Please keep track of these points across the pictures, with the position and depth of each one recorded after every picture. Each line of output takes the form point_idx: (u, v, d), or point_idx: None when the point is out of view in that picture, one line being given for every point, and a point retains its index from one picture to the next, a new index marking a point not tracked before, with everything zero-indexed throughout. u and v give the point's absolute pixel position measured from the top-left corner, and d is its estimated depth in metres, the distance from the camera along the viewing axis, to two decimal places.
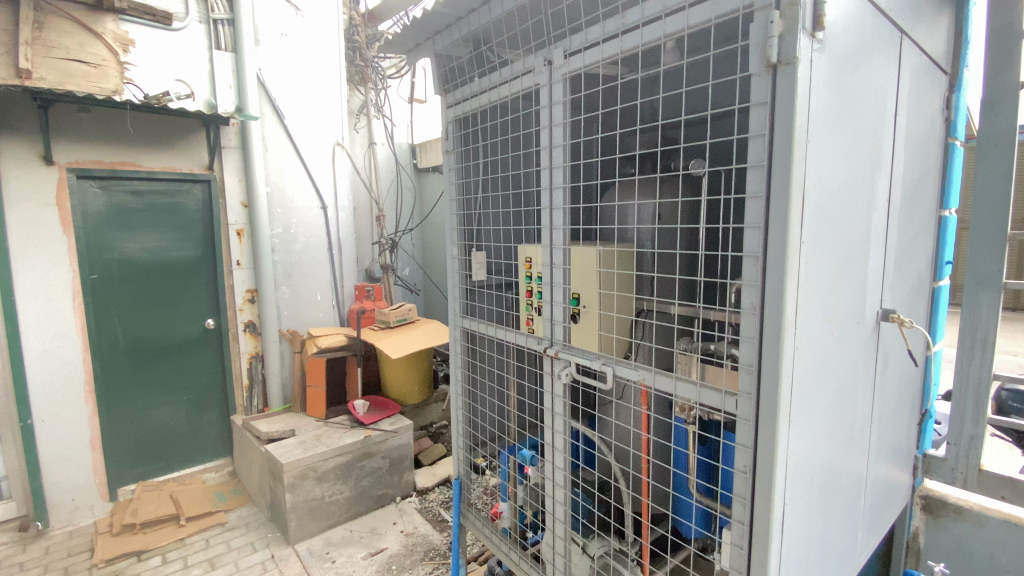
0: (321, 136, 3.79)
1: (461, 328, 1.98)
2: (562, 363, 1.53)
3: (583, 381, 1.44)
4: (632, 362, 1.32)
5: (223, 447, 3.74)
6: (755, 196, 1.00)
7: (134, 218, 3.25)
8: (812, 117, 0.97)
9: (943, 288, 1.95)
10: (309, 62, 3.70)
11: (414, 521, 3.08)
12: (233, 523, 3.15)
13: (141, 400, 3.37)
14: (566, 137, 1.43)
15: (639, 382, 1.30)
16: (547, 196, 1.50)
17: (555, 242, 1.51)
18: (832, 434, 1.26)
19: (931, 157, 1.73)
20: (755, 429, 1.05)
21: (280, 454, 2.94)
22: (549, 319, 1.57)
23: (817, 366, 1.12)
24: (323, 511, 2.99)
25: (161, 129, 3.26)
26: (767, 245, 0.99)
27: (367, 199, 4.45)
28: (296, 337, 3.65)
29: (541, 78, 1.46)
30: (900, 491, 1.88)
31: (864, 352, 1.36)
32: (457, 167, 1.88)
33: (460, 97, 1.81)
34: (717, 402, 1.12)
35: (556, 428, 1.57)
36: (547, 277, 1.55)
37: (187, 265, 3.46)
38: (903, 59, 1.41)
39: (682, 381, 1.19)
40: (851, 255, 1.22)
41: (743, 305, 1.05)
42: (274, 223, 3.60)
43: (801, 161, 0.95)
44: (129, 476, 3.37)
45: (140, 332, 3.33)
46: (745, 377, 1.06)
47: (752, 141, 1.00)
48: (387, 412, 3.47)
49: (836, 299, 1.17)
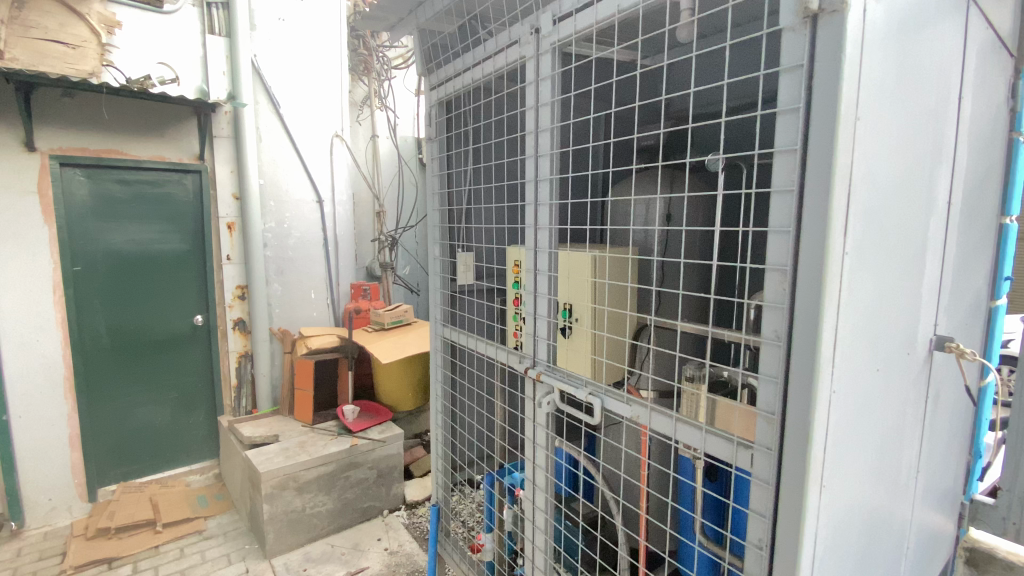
0: (319, 127, 3.60)
1: (442, 338, 1.76)
2: (546, 387, 1.30)
3: (567, 412, 1.21)
4: (625, 395, 1.07)
5: (209, 448, 3.58)
6: (783, 191, 0.76)
7: (121, 208, 3.09)
8: (863, 87, 0.73)
9: (1001, 308, 1.66)
10: (307, 48, 3.52)
11: (400, 538, 2.88)
12: (211, 532, 2.99)
13: (124, 398, 3.22)
14: (555, 117, 1.19)
15: (634, 420, 1.06)
16: (533, 189, 1.27)
17: (540, 244, 1.28)
18: (873, 490, 1.01)
19: (995, 154, 1.45)
20: (776, 496, 0.81)
21: (259, 461, 2.76)
22: (533, 334, 1.34)
23: (858, 412, 0.88)
24: (304, 524, 2.81)
25: (150, 117, 3.11)
26: (799, 255, 0.75)
27: (368, 194, 4.29)
28: (286, 336, 3.45)
29: (527, 49, 1.24)
30: (946, 542, 1.61)
31: (914, 389, 1.11)
32: (439, 156, 1.67)
33: (443, 77, 1.61)
34: (729, 456, 0.87)
35: (538, 463, 1.33)
36: (531, 285, 1.33)
37: (175, 259, 3.29)
38: (970, 30, 1.15)
39: (687, 424, 0.95)
40: (905, 268, 0.97)
41: (763, 330, 0.81)
42: (268, 216, 3.44)
43: (847, 146, 0.71)
44: (111, 476, 3.24)
45: (126, 327, 3.18)
46: (763, 427, 0.82)
47: (781, 116, 0.76)
48: (378, 419, 3.27)
49: (883, 327, 0.92)
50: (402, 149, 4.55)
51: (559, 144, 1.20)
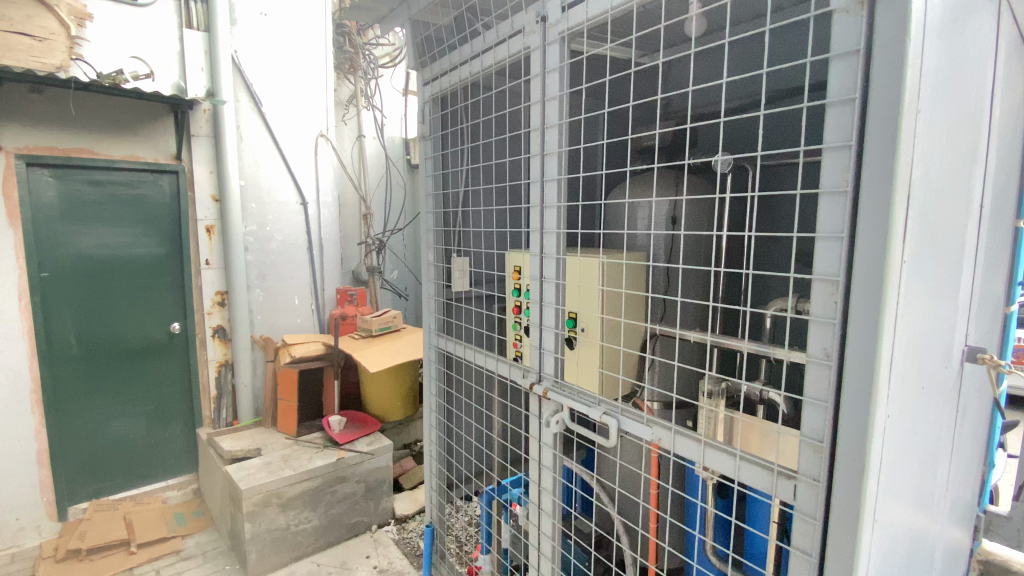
0: (303, 126, 3.46)
1: (437, 349, 1.66)
2: (554, 404, 1.20)
3: (578, 432, 1.10)
4: (644, 415, 0.98)
5: (188, 461, 3.41)
6: (833, 192, 0.68)
7: (92, 210, 2.92)
8: (924, 76, 0.66)
9: (1015, 313, 1.61)
10: (291, 45, 3.39)
11: (389, 555, 2.74)
12: (189, 552, 2.82)
13: (95, 411, 3.04)
14: (563, 113, 1.10)
15: (654, 443, 0.96)
16: (538, 190, 1.18)
17: (546, 249, 1.18)
18: (912, 514, 0.93)
19: (1015, 154, 1.39)
20: (824, 533, 0.73)
21: (240, 477, 2.62)
22: (538, 346, 1.24)
23: (905, 434, 0.80)
24: (288, 542, 2.67)
25: (124, 115, 2.95)
26: (852, 264, 0.67)
27: (355, 196, 4.15)
28: (269, 344, 3.30)
29: (533, 39, 1.15)
30: (964, 555, 1.54)
31: (948, 402, 1.04)
32: (434, 155, 1.57)
33: (437, 71, 1.51)
34: (767, 487, 0.79)
35: (544, 485, 1.24)
36: (536, 292, 1.23)
37: (151, 264, 3.13)
38: (1002, 22, 1.09)
39: (715, 448, 0.86)
40: (947, 275, 0.90)
41: (809, 346, 0.72)
42: (249, 219, 3.28)
43: (909, 143, 0.64)
44: (82, 494, 3.06)
45: (98, 336, 3.00)
46: (807, 455, 0.73)
47: (831, 109, 0.68)
48: (366, 430, 3.14)
49: (927, 340, 0.84)
50: (389, 149, 4.42)
51: (569, 142, 1.11)
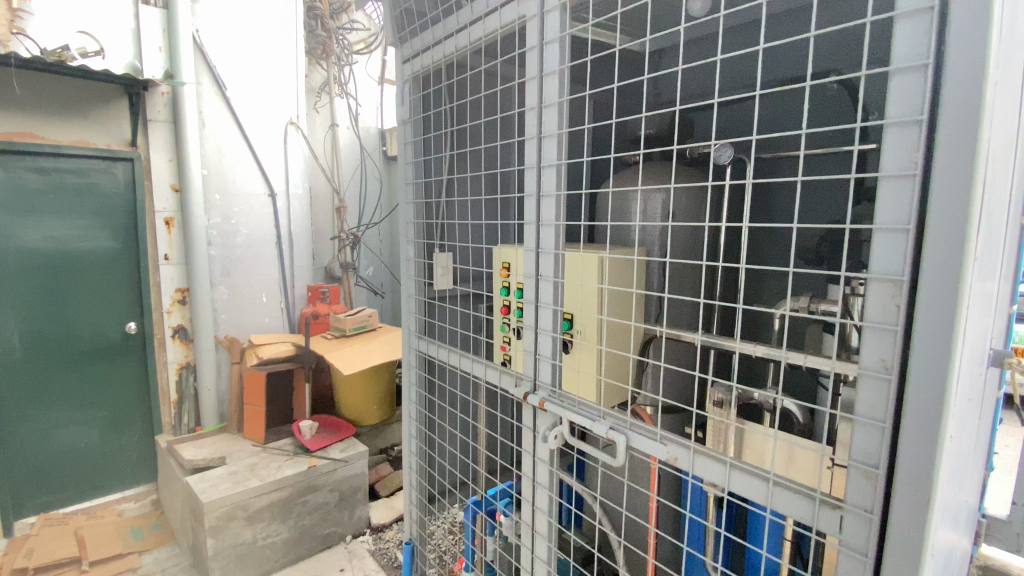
0: (272, 113, 3.27)
1: (418, 352, 1.52)
2: (551, 417, 1.07)
3: (578, 448, 0.98)
4: (657, 431, 0.86)
5: (147, 470, 3.16)
6: (897, 176, 0.58)
7: (36, 200, 2.66)
8: (1003, 41, 0.56)
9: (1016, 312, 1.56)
10: (259, 26, 3.19)
11: (365, 567, 2.59)
12: (147, 570, 2.56)
13: (42, 419, 2.78)
14: (563, 90, 0.98)
15: (669, 463, 0.85)
16: (534, 177, 1.05)
17: (544, 244, 1.06)
18: (953, 536, 0.84)
19: None
20: (875, 573, 0.63)
21: (202, 489, 2.43)
22: (533, 351, 1.12)
23: (958, 452, 0.71)
24: (256, 557, 2.49)
25: (71, 96, 2.69)
26: (918, 262, 0.57)
27: (328, 188, 3.95)
28: (235, 345, 3.10)
29: (528, 7, 1.02)
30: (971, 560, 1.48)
31: (984, 408, 0.95)
32: (414, 140, 1.44)
33: (419, 47, 1.36)
34: (806, 517, 0.69)
35: (539, 505, 1.12)
36: (531, 292, 1.10)
37: (104, 259, 2.88)
38: None
39: (742, 470, 0.76)
40: (997, 270, 0.80)
41: (861, 356, 0.63)
42: (212, 211, 3.06)
43: (991, 117, 0.54)
44: (28, 507, 2.80)
45: (45, 336, 2.75)
46: (857, 483, 0.64)
47: (896, 77, 0.59)
48: (340, 435, 2.98)
49: (979, 344, 0.74)
50: (364, 139, 4.23)
51: (569, 123, 0.99)
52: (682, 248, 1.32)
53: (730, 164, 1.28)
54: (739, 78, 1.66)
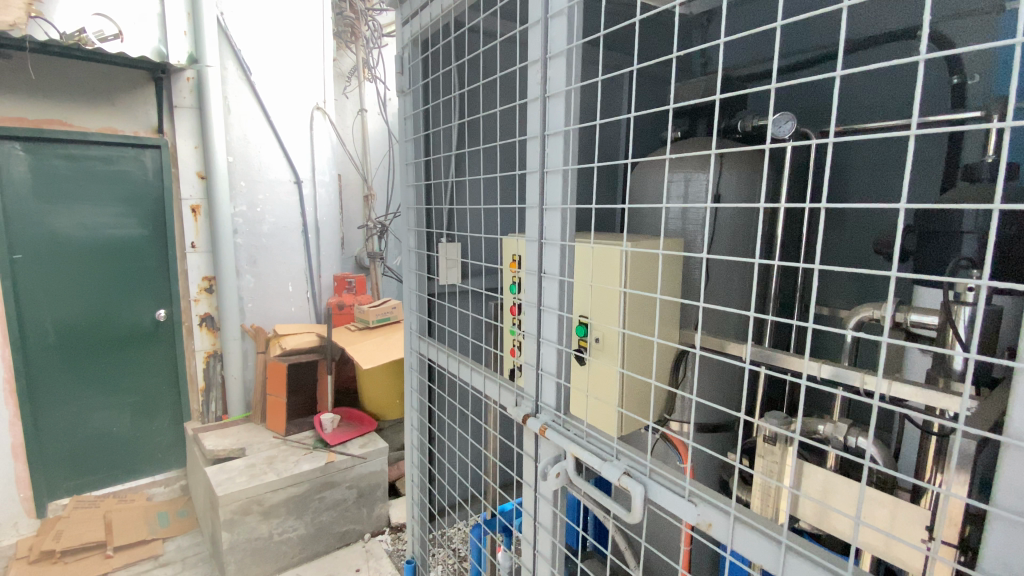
0: (298, 99, 3.18)
1: (419, 355, 1.35)
2: (554, 448, 0.87)
3: (586, 493, 0.78)
4: (686, 487, 0.65)
5: (176, 456, 3.18)
6: None
7: (66, 187, 2.66)
8: None
9: None
10: (286, 9, 3.11)
11: (381, 570, 2.48)
12: (168, 558, 2.54)
13: (75, 403, 2.82)
14: (574, 33, 0.77)
15: (700, 529, 0.64)
16: (538, 148, 0.86)
17: (548, 233, 0.86)
18: None
19: None
20: None
21: (219, 481, 2.38)
22: (536, 365, 0.92)
23: None
24: (271, 553, 2.43)
25: (100, 83, 2.68)
26: None
27: (357, 175, 3.86)
28: (259, 334, 3.04)
29: None
30: None
31: None
32: (413, 112, 1.26)
33: (417, 4, 1.17)
34: None
35: (541, 551, 0.93)
36: (535, 294, 0.91)
37: (133, 246, 2.87)
38: None
39: (805, 558, 0.54)
40: None
41: (1010, 415, 0.43)
42: (237, 197, 3.00)
43: None
44: (63, 489, 2.85)
45: (78, 322, 2.77)
46: None
47: None
48: (360, 430, 2.90)
49: None
50: (393, 125, 4.10)
51: (582, 78, 0.78)
52: (729, 240, 1.10)
53: (792, 138, 1.05)
54: (811, 39, 1.39)
